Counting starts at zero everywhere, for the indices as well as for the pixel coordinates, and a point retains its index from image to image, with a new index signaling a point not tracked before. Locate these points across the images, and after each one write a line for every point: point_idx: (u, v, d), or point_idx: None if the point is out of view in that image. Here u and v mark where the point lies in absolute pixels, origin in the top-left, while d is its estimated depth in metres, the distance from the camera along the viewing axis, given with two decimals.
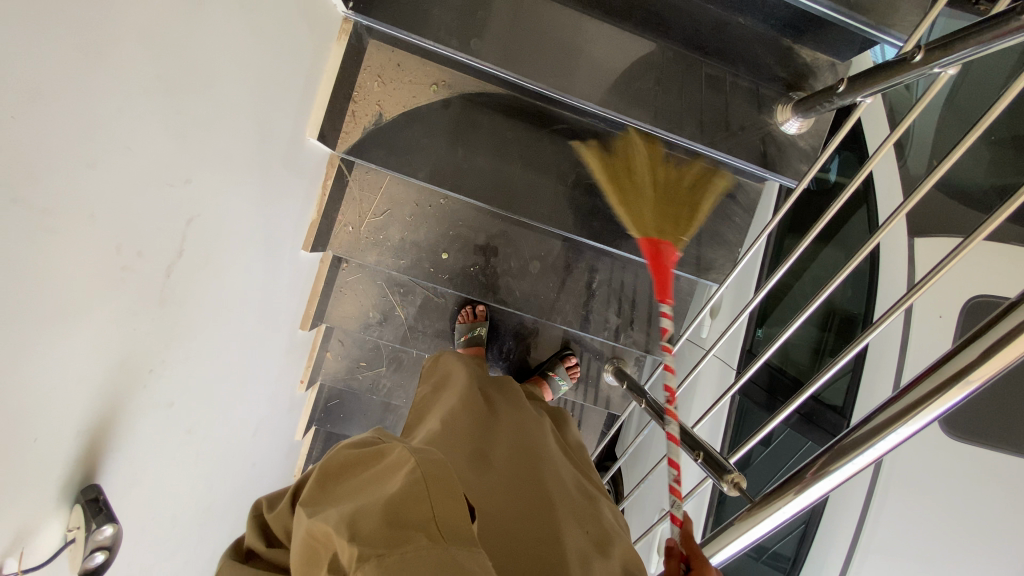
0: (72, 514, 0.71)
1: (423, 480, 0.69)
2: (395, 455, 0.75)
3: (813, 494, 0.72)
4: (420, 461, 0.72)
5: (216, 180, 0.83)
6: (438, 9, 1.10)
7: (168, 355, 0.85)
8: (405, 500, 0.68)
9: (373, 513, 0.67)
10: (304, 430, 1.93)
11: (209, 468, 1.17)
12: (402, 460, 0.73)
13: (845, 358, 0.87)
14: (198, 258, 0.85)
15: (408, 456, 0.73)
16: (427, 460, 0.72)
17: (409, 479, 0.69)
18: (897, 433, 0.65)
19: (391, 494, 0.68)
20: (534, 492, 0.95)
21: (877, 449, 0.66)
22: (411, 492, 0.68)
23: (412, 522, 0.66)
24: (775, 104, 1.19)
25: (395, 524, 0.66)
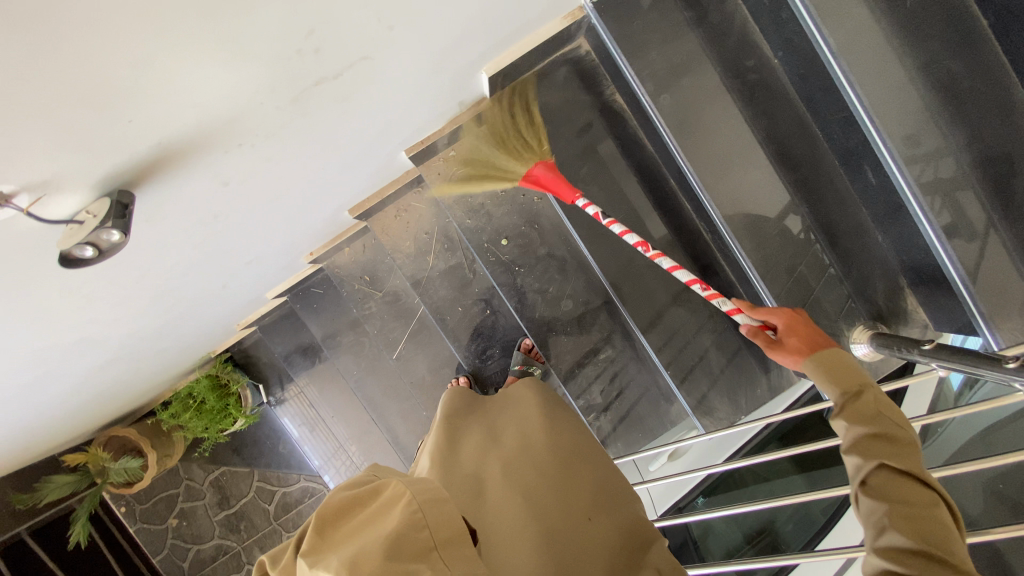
0: (96, 202, 0.71)
1: (420, 510, 0.67)
2: (391, 491, 0.71)
3: None
4: (416, 492, 0.69)
5: (407, 41, 0.87)
6: (656, 52, 1.16)
7: (261, 142, 0.87)
8: (404, 536, 0.64)
9: (373, 552, 0.63)
10: (276, 293, 1.92)
11: (198, 259, 1.16)
12: (397, 492, 0.70)
13: (788, 560, 0.88)
14: (345, 91, 0.88)
15: (402, 490, 0.70)
16: (421, 491, 0.69)
17: (407, 512, 0.66)
18: None
19: (387, 531, 0.64)
20: (538, 503, 0.93)
21: None
22: (414, 524, 0.66)
23: (416, 555, 0.64)
24: (859, 322, 1.22)
25: (399, 557, 0.63)
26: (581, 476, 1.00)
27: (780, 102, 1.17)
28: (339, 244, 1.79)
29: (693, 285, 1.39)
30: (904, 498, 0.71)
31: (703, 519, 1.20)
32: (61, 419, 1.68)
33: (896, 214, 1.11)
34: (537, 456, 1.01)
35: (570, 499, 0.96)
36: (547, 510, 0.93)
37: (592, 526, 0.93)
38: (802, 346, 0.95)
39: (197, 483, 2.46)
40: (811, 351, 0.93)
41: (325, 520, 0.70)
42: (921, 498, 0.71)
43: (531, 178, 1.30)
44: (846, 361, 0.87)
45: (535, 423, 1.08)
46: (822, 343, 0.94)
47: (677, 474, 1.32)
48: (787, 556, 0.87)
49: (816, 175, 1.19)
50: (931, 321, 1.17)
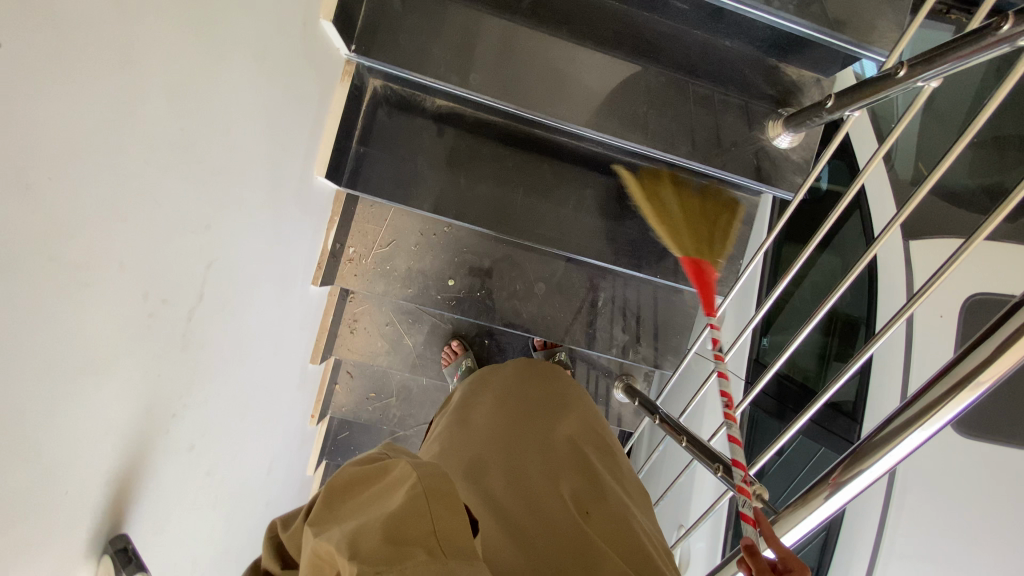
0: (100, 565, 0.70)
1: (426, 495, 0.66)
2: (398, 472, 0.71)
3: (831, 502, 0.74)
4: (423, 476, 0.68)
5: (234, 221, 0.85)
6: (437, 47, 1.14)
7: (189, 397, 0.85)
8: (404, 519, 0.64)
9: (374, 531, 0.64)
10: (314, 466, 1.90)
11: (226, 510, 1.15)
12: (405, 476, 0.70)
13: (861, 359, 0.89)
14: (217, 300, 0.86)
15: (410, 471, 0.69)
16: (431, 474, 0.69)
17: (411, 496, 0.66)
18: (914, 437, 0.66)
19: (390, 511, 0.65)
20: (547, 498, 0.95)
21: (892, 455, 0.68)
22: (415, 513, 0.65)
23: (414, 541, 0.63)
24: (765, 120, 1.23)
25: (396, 542, 0.63)
26: (587, 464, 1.03)
27: (566, 6, 1.13)
28: (327, 388, 1.77)
29: (621, 193, 1.40)
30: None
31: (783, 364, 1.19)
32: None
33: (722, 17, 1.09)
34: (550, 448, 1.05)
35: (573, 490, 0.97)
36: (554, 503, 0.94)
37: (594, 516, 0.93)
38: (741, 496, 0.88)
39: None
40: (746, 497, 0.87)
41: (332, 493, 0.75)
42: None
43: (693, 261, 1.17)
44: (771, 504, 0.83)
45: (543, 416, 1.12)
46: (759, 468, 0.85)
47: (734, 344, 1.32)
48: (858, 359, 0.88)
49: (640, 38, 1.16)
50: (819, 73, 1.17)
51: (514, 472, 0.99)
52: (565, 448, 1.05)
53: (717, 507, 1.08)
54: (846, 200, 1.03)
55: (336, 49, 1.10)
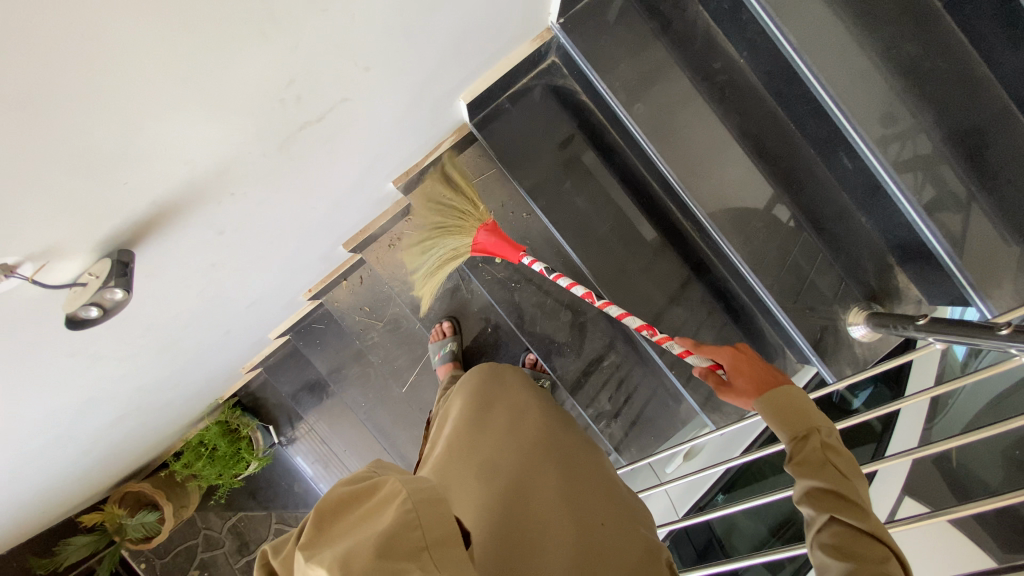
0: (98, 262, 0.73)
1: (416, 510, 0.58)
2: (387, 488, 0.61)
3: None
4: (413, 490, 0.60)
5: (386, 79, 0.90)
6: (626, 64, 1.20)
7: (251, 189, 0.90)
8: (397, 536, 0.56)
9: (365, 552, 0.55)
10: (278, 333, 1.93)
11: (199, 308, 1.19)
12: (393, 490, 0.61)
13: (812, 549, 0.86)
14: (327, 131, 0.91)
15: (397, 488, 0.60)
16: (420, 488, 0.61)
17: (400, 511, 0.58)
18: None
19: (380, 528, 0.56)
20: (555, 513, 0.94)
21: None
22: (405, 523, 0.57)
23: (406, 553, 0.56)
24: (853, 305, 1.24)
25: (388, 556, 0.55)
26: (583, 473, 1.04)
27: (752, 103, 1.19)
28: (336, 278, 1.81)
29: (688, 282, 1.42)
30: (863, 554, 0.75)
31: (723, 515, 1.17)
32: (73, 481, 1.69)
33: (875, 195, 1.12)
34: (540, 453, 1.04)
35: (577, 493, 0.99)
36: (557, 506, 0.96)
37: (602, 519, 0.97)
38: (754, 384, 0.99)
39: (216, 531, 2.51)
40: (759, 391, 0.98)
41: (320, 514, 0.61)
42: (874, 555, 0.74)
43: (478, 247, 1.43)
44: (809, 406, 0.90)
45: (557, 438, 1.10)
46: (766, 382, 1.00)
47: (693, 472, 1.31)
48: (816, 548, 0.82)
49: (795, 168, 1.21)
50: (923, 295, 1.19)
51: (521, 484, 0.98)
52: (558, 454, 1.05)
53: None
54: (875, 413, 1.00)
55: (548, 13, 1.17)
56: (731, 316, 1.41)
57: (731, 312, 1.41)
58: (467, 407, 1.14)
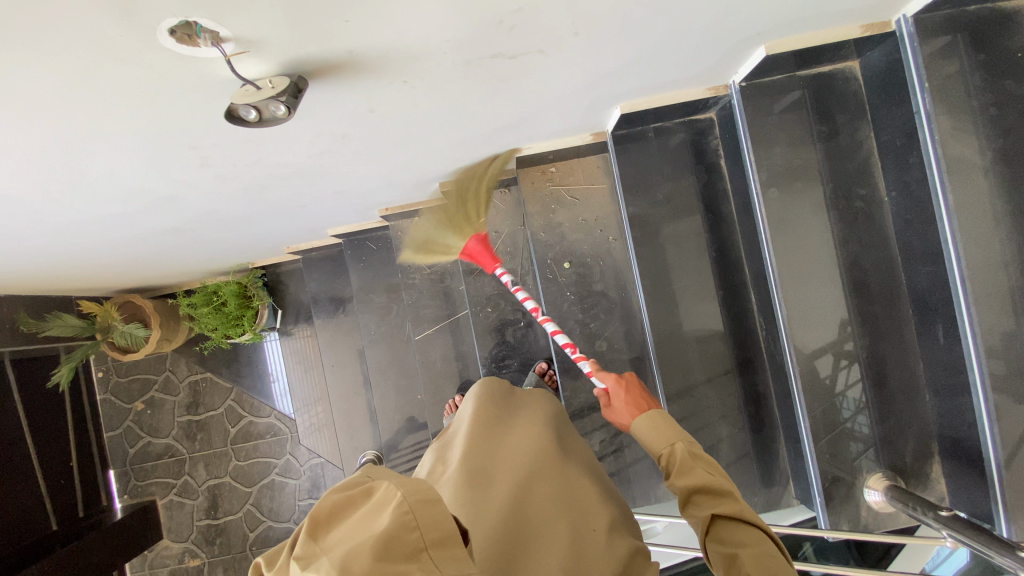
0: (278, 76, 0.78)
1: (413, 511, 0.61)
2: (383, 492, 0.64)
3: None
4: (411, 491, 0.63)
5: (580, 53, 0.95)
6: (779, 150, 1.23)
7: (420, 87, 0.95)
8: (395, 537, 0.59)
9: (365, 556, 0.58)
10: (336, 231, 2.00)
11: (306, 171, 1.25)
12: (388, 494, 0.64)
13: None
14: (509, 72, 0.96)
15: (393, 491, 0.64)
16: (416, 492, 0.63)
17: (399, 513, 0.61)
18: None
19: (380, 531, 0.59)
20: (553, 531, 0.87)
21: None
22: (403, 525, 0.60)
23: (406, 555, 0.59)
24: (875, 470, 1.23)
25: (388, 558, 0.59)
26: (576, 491, 0.96)
27: (875, 240, 1.21)
28: (412, 210, 1.86)
29: (728, 372, 1.44)
30: (741, 539, 0.84)
31: None
32: (100, 265, 1.76)
33: (954, 378, 1.11)
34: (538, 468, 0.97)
35: (570, 512, 0.92)
36: (548, 526, 0.88)
37: (592, 544, 0.88)
38: (632, 402, 1.08)
39: (178, 378, 2.56)
40: (637, 407, 1.06)
41: (317, 520, 0.64)
42: (750, 539, 0.84)
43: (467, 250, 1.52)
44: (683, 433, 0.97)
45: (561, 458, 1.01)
46: (646, 396, 1.09)
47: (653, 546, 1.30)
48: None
49: (885, 318, 1.22)
50: (948, 494, 1.17)
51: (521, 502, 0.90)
52: (555, 470, 0.97)
53: None
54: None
55: (735, 72, 1.21)
56: (753, 422, 1.43)
57: (755, 418, 1.43)
58: (477, 414, 1.08)
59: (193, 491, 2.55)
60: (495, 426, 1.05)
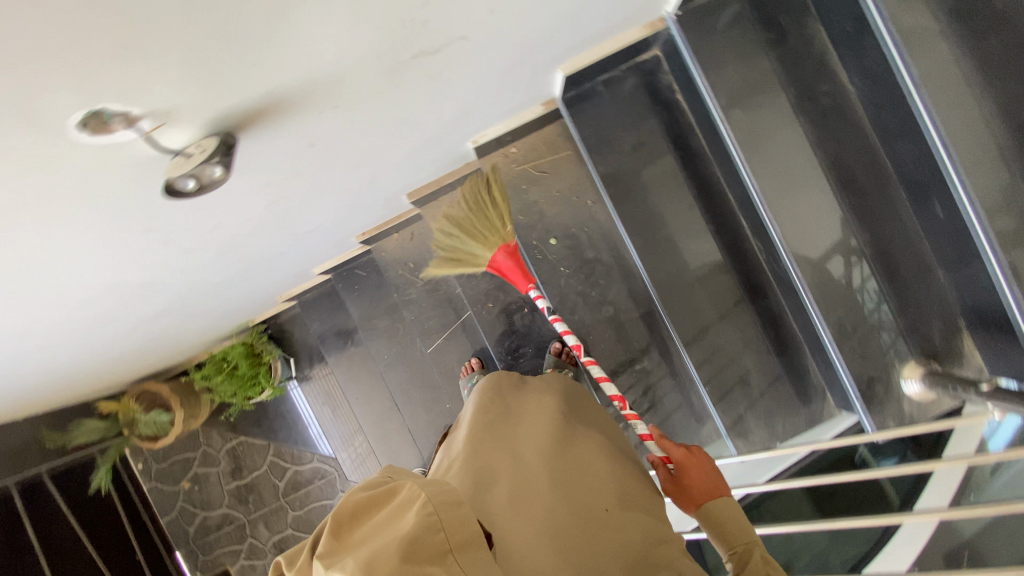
0: (206, 139, 0.76)
1: (437, 512, 0.67)
2: (406, 493, 0.70)
3: None
4: (435, 493, 0.69)
5: (502, 28, 0.92)
6: (732, 69, 1.19)
7: (353, 108, 0.92)
8: (420, 536, 0.65)
9: (390, 552, 0.62)
10: (322, 268, 1.98)
11: (270, 220, 1.23)
12: (411, 495, 0.70)
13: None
14: (438, 68, 0.93)
15: (417, 492, 0.69)
16: (438, 493, 0.69)
17: (424, 514, 0.66)
18: None
19: (405, 532, 0.64)
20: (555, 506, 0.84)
21: None
22: (427, 526, 0.66)
23: (430, 557, 0.64)
24: (910, 360, 1.23)
25: (412, 558, 0.63)
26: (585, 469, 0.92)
27: (851, 132, 1.17)
28: (390, 228, 1.84)
29: (739, 303, 1.42)
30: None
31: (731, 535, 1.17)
32: (104, 364, 1.76)
33: (965, 245, 1.05)
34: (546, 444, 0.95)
35: (575, 489, 0.88)
36: (551, 503, 0.84)
37: (597, 522, 0.83)
38: (702, 487, 1.04)
39: (214, 449, 2.58)
40: (710, 492, 1.03)
41: (338, 522, 0.70)
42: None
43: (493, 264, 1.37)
44: (737, 513, 0.99)
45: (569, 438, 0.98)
46: (720, 482, 1.04)
47: None
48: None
49: (880, 207, 1.19)
50: (987, 365, 1.13)
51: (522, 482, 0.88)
52: (561, 450, 0.94)
53: None
54: (914, 470, 1.01)
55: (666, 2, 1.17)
56: (775, 344, 1.42)
57: (776, 340, 1.42)
58: (484, 405, 1.09)
59: (260, 551, 2.59)
60: (504, 414, 1.05)
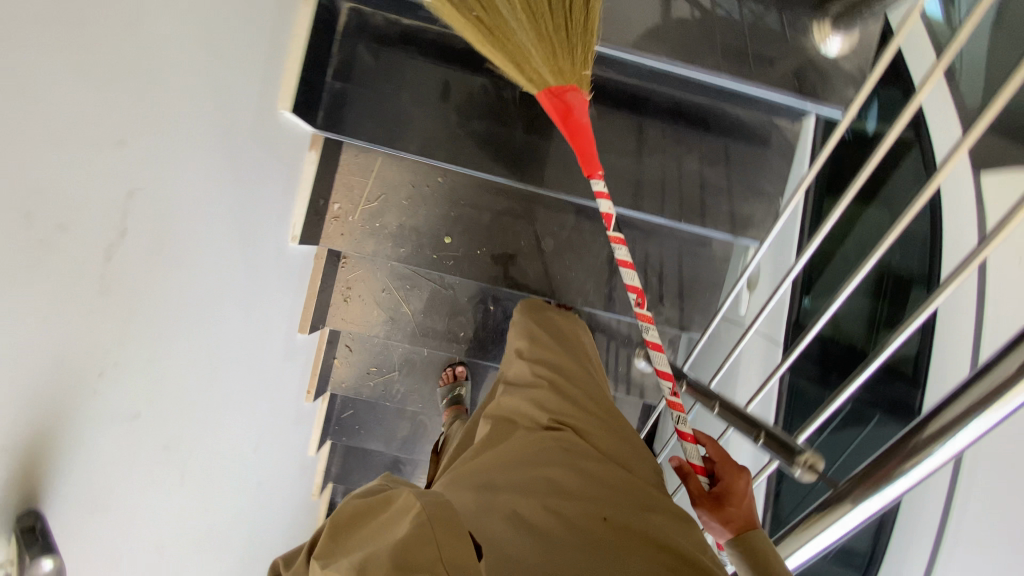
0: (7, 549, 0.57)
1: (430, 523, 0.54)
2: (401, 500, 0.58)
3: (892, 493, 0.68)
4: (429, 503, 0.55)
5: (164, 142, 0.70)
6: None
7: (123, 354, 0.72)
8: (410, 549, 0.52)
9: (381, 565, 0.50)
10: (316, 446, 1.79)
11: (204, 490, 1.03)
12: (407, 502, 0.57)
13: (909, 332, 0.75)
14: (153, 238, 0.72)
15: (411, 500, 0.56)
16: (436, 499, 0.56)
17: (414, 523, 0.53)
18: (950, 443, 0.61)
19: (393, 545, 0.52)
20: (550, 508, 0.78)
21: (937, 455, 0.63)
22: (419, 536, 0.52)
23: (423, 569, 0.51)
24: (807, 24, 1.11)
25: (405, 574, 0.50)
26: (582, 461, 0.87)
27: None
28: (325, 364, 1.63)
29: (638, 127, 1.24)
30: None
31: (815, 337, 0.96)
32: None
33: None
34: (555, 409, 0.98)
35: (569, 487, 0.82)
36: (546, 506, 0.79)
37: (600, 515, 0.77)
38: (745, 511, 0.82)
39: None
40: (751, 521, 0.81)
41: (336, 525, 0.61)
42: None
43: (557, 102, 0.88)
44: (769, 545, 0.78)
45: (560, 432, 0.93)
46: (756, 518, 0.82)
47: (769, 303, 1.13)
48: (950, 421, 0.61)
49: None
50: None
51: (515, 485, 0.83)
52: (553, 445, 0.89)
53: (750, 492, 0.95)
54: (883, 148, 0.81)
55: None
56: (699, 126, 1.26)
57: (696, 122, 1.25)
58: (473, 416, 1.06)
59: None
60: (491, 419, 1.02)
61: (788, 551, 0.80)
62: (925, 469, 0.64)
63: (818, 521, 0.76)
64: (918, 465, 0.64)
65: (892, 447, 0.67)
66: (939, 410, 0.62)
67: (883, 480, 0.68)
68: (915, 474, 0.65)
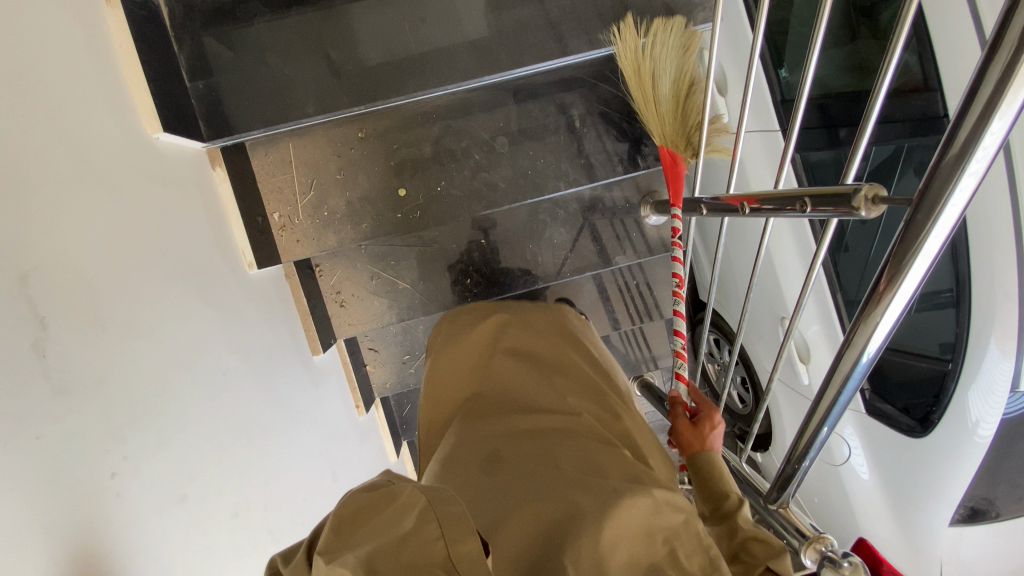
0: None
1: (435, 520, 0.53)
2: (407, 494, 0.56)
3: (948, 222, 0.57)
4: (434, 498, 0.55)
5: (36, 212, 0.60)
6: None
7: (130, 446, 0.64)
8: (417, 549, 0.51)
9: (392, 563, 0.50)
10: (394, 451, 1.75)
11: (298, 537, 0.99)
12: (412, 498, 0.55)
13: (900, 43, 0.60)
14: (87, 318, 0.63)
15: (417, 495, 0.55)
16: (438, 492, 0.55)
17: (421, 521, 0.53)
18: (997, 126, 0.50)
19: (401, 540, 0.52)
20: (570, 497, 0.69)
21: (984, 153, 0.52)
22: (426, 532, 0.52)
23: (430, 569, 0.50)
24: None
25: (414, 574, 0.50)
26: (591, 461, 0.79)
27: None
28: (358, 374, 1.57)
29: None
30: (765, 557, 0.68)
31: (809, 94, 0.76)
32: None
33: None
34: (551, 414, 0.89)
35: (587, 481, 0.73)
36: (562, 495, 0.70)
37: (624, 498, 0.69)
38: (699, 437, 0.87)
39: None
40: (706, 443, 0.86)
41: (340, 521, 0.54)
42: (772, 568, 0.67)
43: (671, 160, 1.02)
44: (725, 468, 0.83)
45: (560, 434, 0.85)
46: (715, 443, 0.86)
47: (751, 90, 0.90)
48: (995, 90, 0.49)
49: None
50: None
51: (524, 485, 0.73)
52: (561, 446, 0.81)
53: (808, 292, 0.85)
54: None
55: None
56: None
57: None
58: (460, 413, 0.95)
59: None
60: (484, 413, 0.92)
61: (857, 352, 0.72)
62: (983, 165, 0.53)
63: (886, 288, 0.65)
64: (971, 168, 0.53)
65: (936, 159, 0.55)
66: (966, 106, 0.52)
67: (941, 204, 0.56)
68: (973, 176, 0.54)
